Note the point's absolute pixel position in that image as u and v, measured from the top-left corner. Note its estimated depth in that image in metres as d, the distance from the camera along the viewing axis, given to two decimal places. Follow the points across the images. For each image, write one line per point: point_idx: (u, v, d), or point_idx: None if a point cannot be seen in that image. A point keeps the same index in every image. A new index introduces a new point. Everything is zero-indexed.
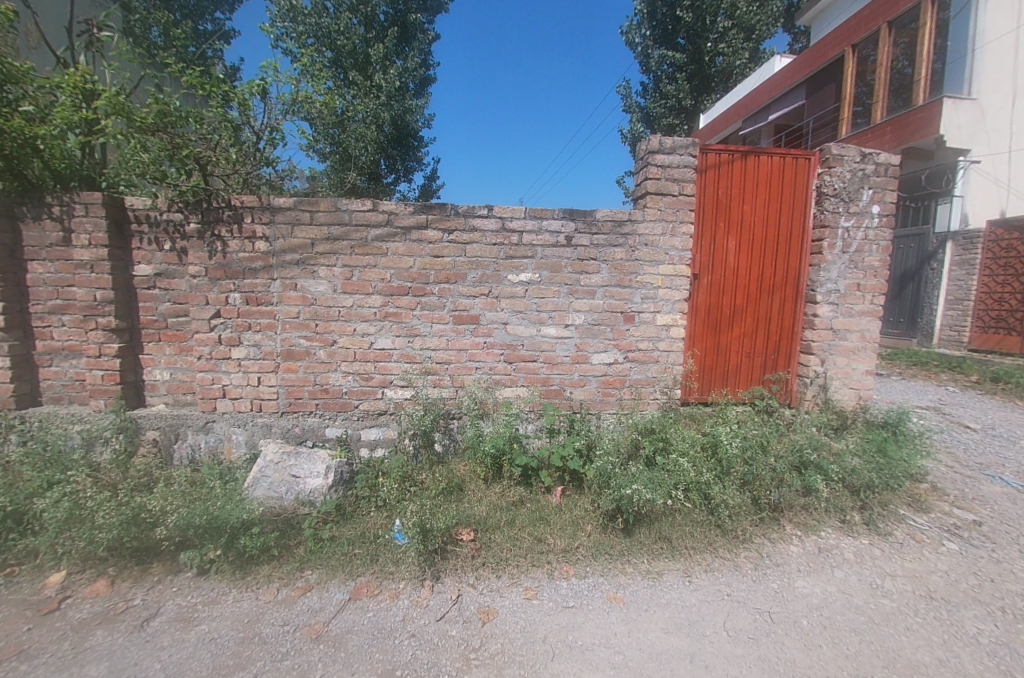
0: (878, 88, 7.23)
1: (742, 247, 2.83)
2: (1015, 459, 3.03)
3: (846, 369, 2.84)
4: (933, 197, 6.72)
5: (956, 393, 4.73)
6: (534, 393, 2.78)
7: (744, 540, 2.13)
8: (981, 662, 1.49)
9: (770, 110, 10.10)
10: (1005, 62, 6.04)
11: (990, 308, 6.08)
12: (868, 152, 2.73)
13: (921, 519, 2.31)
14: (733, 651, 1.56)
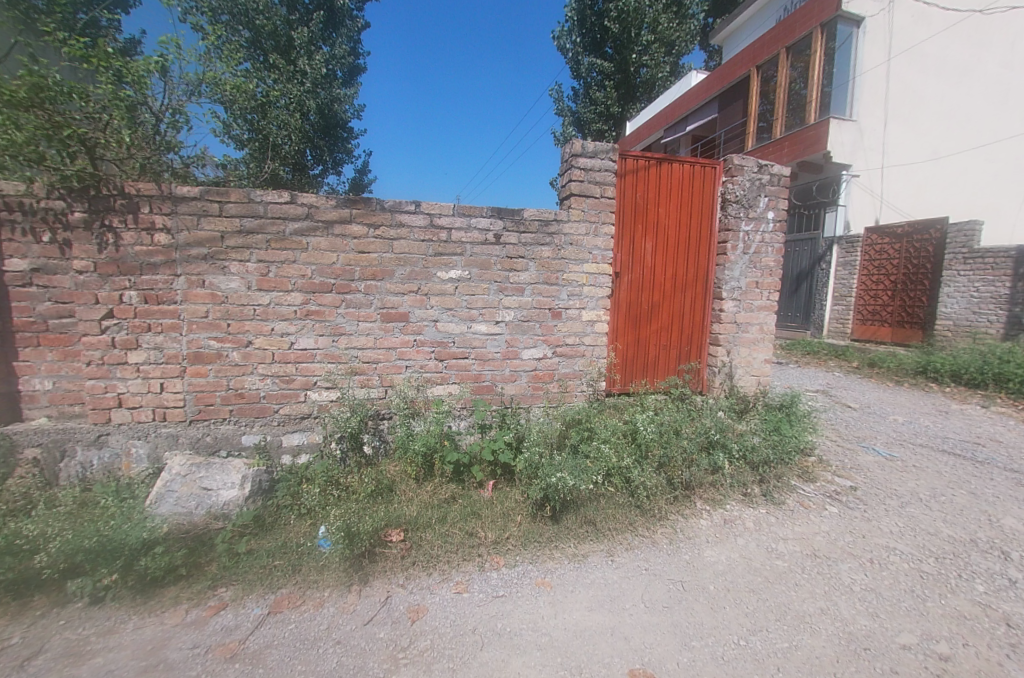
0: (778, 106, 7.94)
1: (658, 247, 3.03)
2: (883, 431, 3.54)
3: (749, 358, 3.16)
4: (822, 206, 7.62)
5: (841, 378, 5.41)
6: (464, 389, 2.80)
7: (660, 517, 2.30)
8: (854, 608, 1.75)
9: (688, 120, 10.90)
10: (878, 89, 7.15)
11: (868, 303, 7.06)
12: (764, 163, 3.04)
13: (809, 487, 2.63)
14: (649, 620, 1.70)
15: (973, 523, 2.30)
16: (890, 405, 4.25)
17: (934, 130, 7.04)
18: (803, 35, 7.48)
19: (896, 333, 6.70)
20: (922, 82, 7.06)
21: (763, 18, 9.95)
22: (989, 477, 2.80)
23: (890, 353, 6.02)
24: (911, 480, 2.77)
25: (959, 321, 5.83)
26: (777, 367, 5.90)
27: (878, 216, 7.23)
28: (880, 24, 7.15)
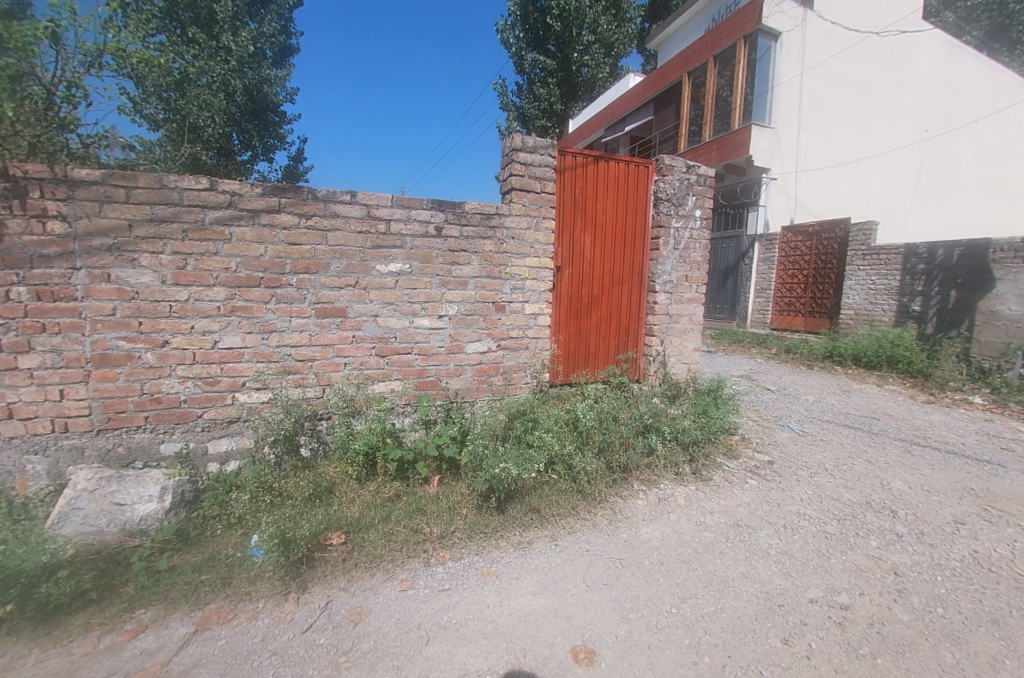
0: (708, 111, 8.46)
1: (596, 242, 3.15)
2: (796, 410, 3.94)
3: (680, 347, 3.38)
4: (745, 206, 8.26)
5: (761, 363, 5.93)
6: (408, 385, 2.76)
7: (601, 500, 2.41)
8: (770, 569, 1.95)
9: (627, 121, 11.32)
10: (793, 99, 7.74)
11: (784, 295, 7.78)
12: (691, 164, 3.25)
13: (733, 463, 2.87)
14: (590, 598, 1.78)
15: (866, 487, 2.64)
16: (801, 386, 4.74)
17: (838, 140, 7.95)
18: (729, 45, 8.01)
19: (807, 322, 7.46)
20: (831, 96, 7.87)
21: (694, 27, 10.55)
22: (879, 446, 3.21)
23: (803, 340, 6.68)
24: (818, 452, 3.10)
25: (858, 310, 6.59)
26: (707, 355, 6.36)
27: (793, 217, 7.98)
28: (796, 38, 7.69)
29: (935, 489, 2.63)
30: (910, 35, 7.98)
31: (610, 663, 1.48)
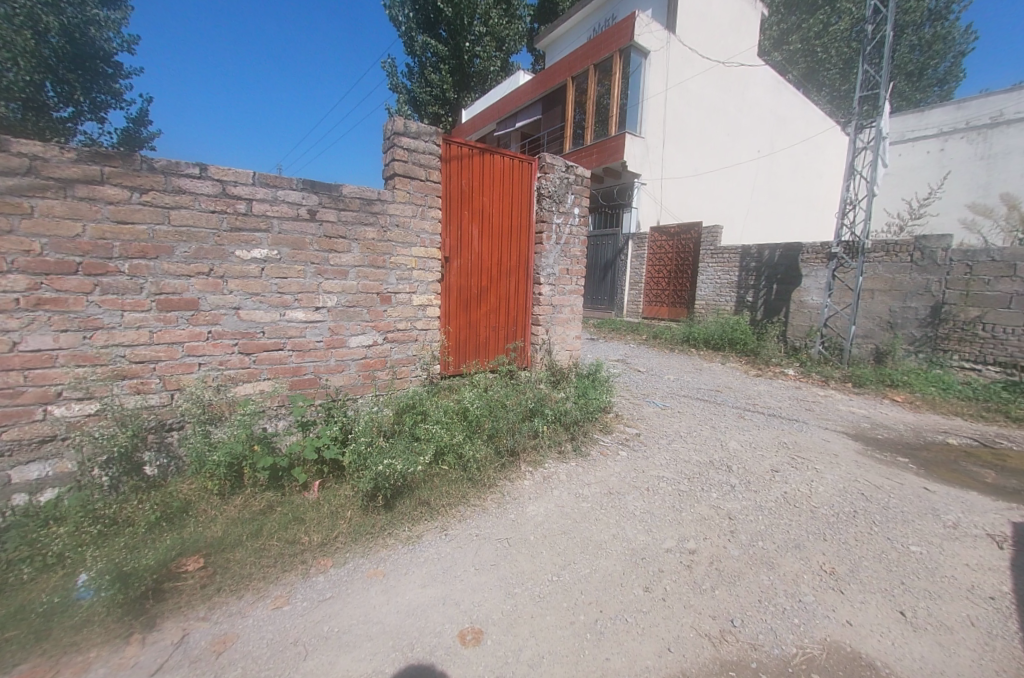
0: (590, 116, 9.07)
1: (484, 233, 3.21)
2: (660, 387, 4.51)
3: (563, 335, 3.66)
4: (621, 207, 9.09)
5: (634, 348, 6.67)
6: (280, 385, 2.51)
7: (490, 485, 2.48)
8: (636, 528, 2.21)
9: (517, 118, 11.53)
10: (659, 114, 8.57)
11: (654, 287, 8.87)
12: (570, 165, 3.48)
13: (608, 437, 3.19)
14: (479, 580, 1.83)
15: (710, 449, 3.13)
16: (665, 367, 5.44)
17: (693, 153, 9.20)
18: (607, 57, 8.67)
19: (670, 311, 8.59)
20: (688, 113, 8.99)
21: (578, 34, 11.20)
22: (721, 414, 3.84)
23: (668, 327, 7.67)
24: (676, 422, 3.60)
25: (708, 301, 7.77)
26: (588, 342, 6.92)
27: (659, 219, 9.00)
28: (661, 58, 8.43)
29: (759, 445, 3.24)
30: (741, 69, 9.64)
31: (496, 638, 1.55)
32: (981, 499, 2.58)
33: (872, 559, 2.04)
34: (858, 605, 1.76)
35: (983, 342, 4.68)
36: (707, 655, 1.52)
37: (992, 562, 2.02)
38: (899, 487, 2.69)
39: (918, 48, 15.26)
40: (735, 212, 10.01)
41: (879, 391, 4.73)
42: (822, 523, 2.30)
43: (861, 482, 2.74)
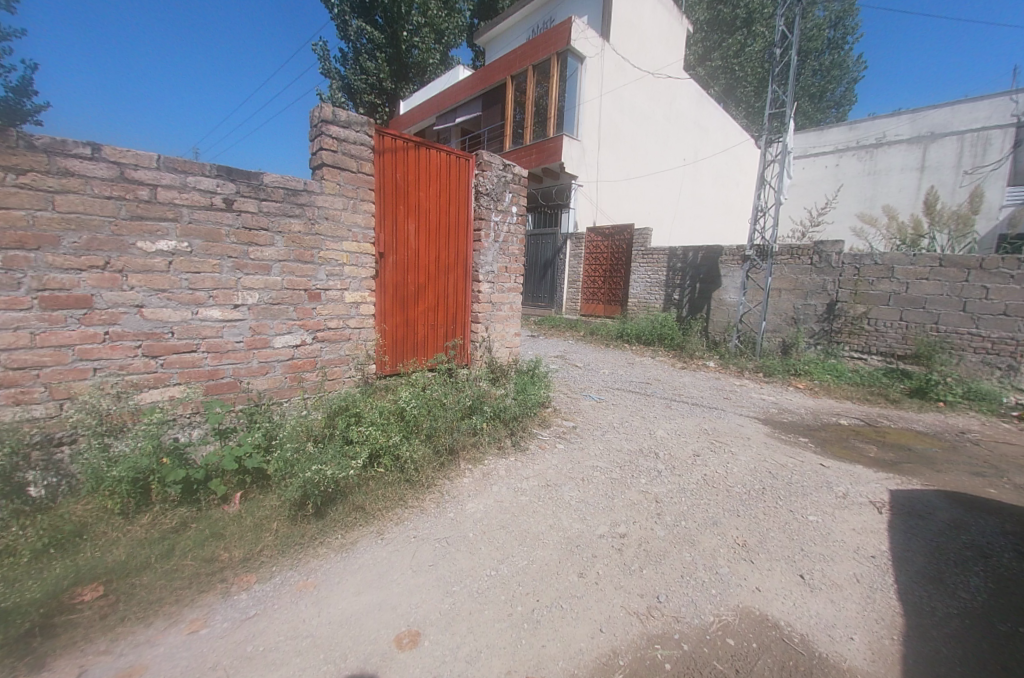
0: (529, 116, 9.16)
1: (421, 229, 3.16)
2: (595, 381, 4.71)
3: (502, 332, 3.73)
4: (559, 207, 9.32)
5: (573, 344, 6.89)
6: (193, 391, 2.29)
7: (428, 485, 2.45)
8: (572, 517, 2.30)
9: (457, 113, 11.38)
10: (594, 118, 8.89)
11: (590, 286, 9.19)
12: (507, 163, 3.54)
13: (546, 431, 3.27)
14: (416, 583, 1.80)
15: (640, 437, 3.33)
16: (601, 362, 5.68)
17: (627, 157, 9.69)
18: (545, 60, 8.75)
19: (606, 308, 8.96)
20: (622, 119, 9.44)
21: (518, 33, 11.25)
22: (650, 405, 4.09)
23: (604, 323, 8.02)
24: (609, 414, 3.78)
25: (640, 299, 8.21)
26: (528, 339, 7.04)
27: (595, 220, 9.38)
28: (596, 65, 8.74)
29: (683, 432, 3.49)
30: (669, 80, 10.29)
31: (433, 639, 1.53)
32: (864, 471, 2.98)
33: (777, 530, 2.28)
34: (766, 572, 1.97)
35: (868, 335, 5.38)
36: (634, 631, 1.61)
37: (873, 525, 2.34)
38: (800, 464, 3.03)
39: (820, 72, 17.14)
40: (663, 216, 10.75)
41: (785, 379, 5.28)
42: (736, 500, 2.53)
43: (770, 461, 3.05)
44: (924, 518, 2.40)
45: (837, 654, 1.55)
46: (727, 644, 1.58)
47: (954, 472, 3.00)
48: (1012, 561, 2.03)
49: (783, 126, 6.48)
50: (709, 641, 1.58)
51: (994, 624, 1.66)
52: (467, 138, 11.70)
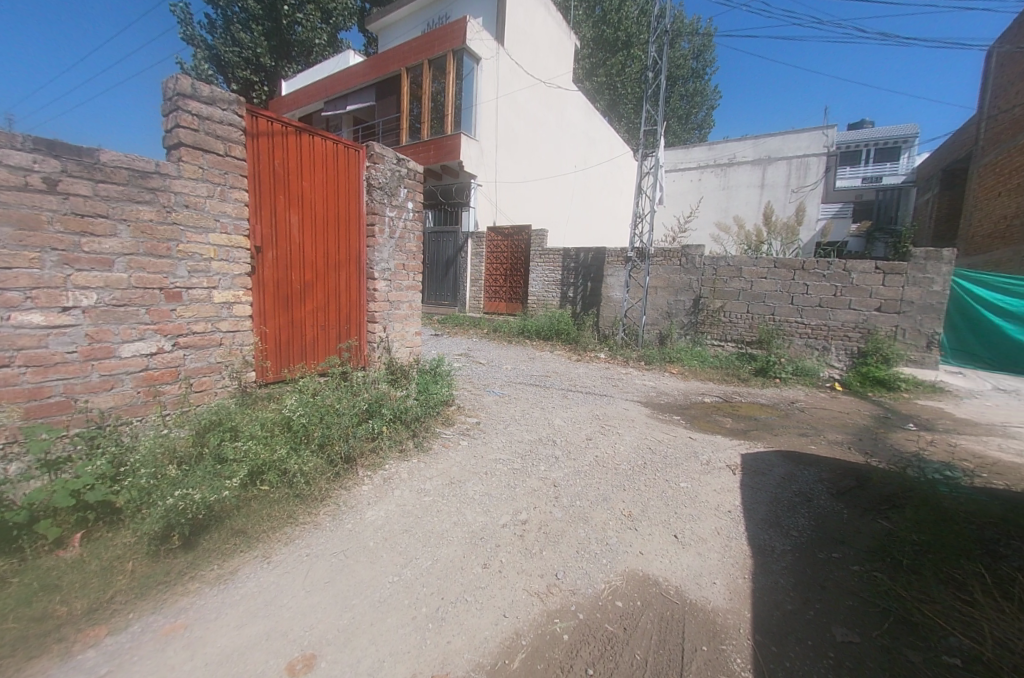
0: (426, 112, 8.98)
1: (305, 222, 2.96)
2: (498, 377, 4.83)
3: (401, 332, 3.66)
4: (459, 205, 9.31)
5: (476, 341, 6.95)
6: (6, 416, 1.83)
7: (322, 498, 2.28)
8: (476, 511, 2.33)
9: (348, 100, 10.69)
10: (491, 119, 9.05)
11: (492, 284, 9.36)
12: (401, 158, 3.49)
13: (449, 429, 3.27)
14: (311, 603, 1.66)
15: (540, 427, 3.50)
16: (503, 358, 5.83)
17: (523, 161, 10.08)
18: (441, 55, 8.66)
19: (507, 306, 9.23)
20: (518, 123, 9.78)
21: (412, 24, 10.94)
22: (549, 396, 4.32)
23: (506, 321, 8.27)
24: (511, 407, 3.91)
25: (539, 297, 8.62)
26: (432, 338, 6.92)
27: (494, 220, 9.64)
28: (492, 67, 8.90)
29: (578, 419, 3.75)
30: (560, 90, 10.92)
31: (331, 658, 1.44)
32: (723, 440, 3.51)
33: (657, 498, 2.58)
34: (647, 536, 2.23)
35: (724, 325, 6.34)
36: (536, 610, 1.70)
37: (729, 484, 2.79)
38: (674, 439, 3.47)
39: (685, 97, 19.63)
40: (556, 218, 11.46)
41: (662, 366, 6.00)
42: (622, 476, 2.81)
43: (651, 439, 3.44)
44: (766, 474, 2.92)
45: (704, 598, 1.83)
46: (617, 606, 1.75)
47: (787, 435, 3.69)
48: (825, 500, 2.57)
49: (655, 142, 7.30)
50: (602, 607, 1.74)
51: (814, 553, 2.09)
52: (360, 128, 11.06)
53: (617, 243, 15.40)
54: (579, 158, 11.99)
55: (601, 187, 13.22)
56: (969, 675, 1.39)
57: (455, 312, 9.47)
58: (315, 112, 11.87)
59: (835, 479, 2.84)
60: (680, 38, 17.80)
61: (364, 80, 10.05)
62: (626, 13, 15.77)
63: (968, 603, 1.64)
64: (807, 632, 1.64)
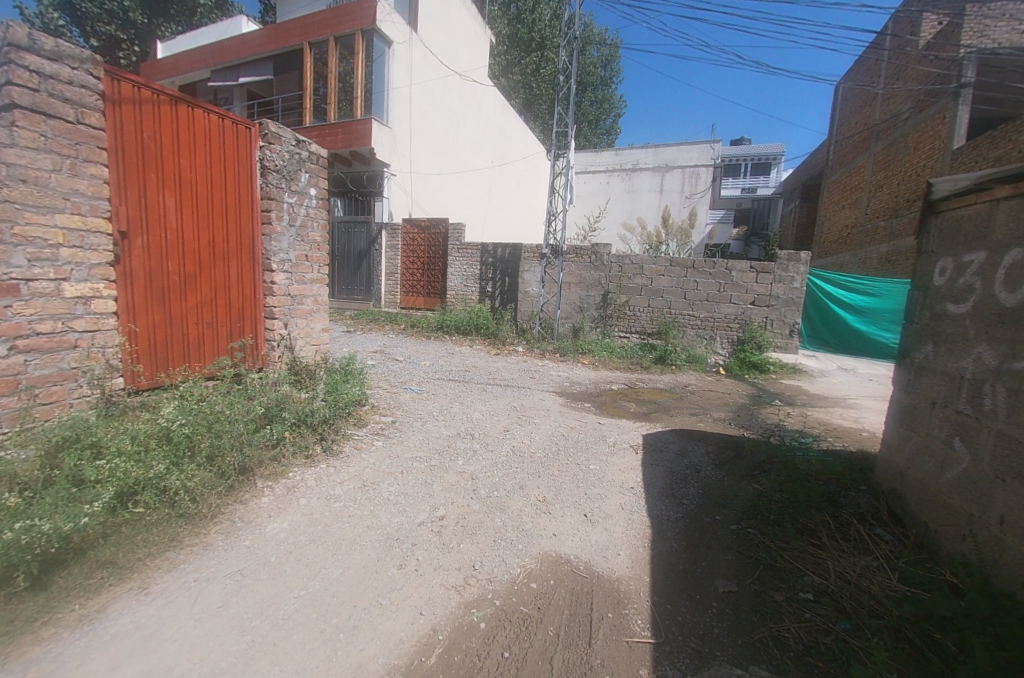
0: (332, 93, 8.38)
1: (185, 205, 2.62)
2: (415, 374, 4.73)
3: (305, 329, 3.44)
4: (372, 195, 8.86)
5: (393, 338, 6.73)
6: None
7: (213, 515, 2.05)
8: (391, 512, 2.27)
9: (241, 72, 9.59)
10: (404, 107, 8.73)
11: (409, 278, 9.10)
12: (300, 140, 3.25)
13: (361, 430, 3.13)
14: (202, 631, 1.48)
15: (458, 422, 3.51)
16: (421, 354, 5.72)
17: (439, 153, 9.91)
18: (348, 32, 8.12)
19: (426, 300, 9.07)
20: (433, 114, 9.56)
21: None
22: (467, 390, 4.35)
23: (424, 316, 8.12)
24: (429, 404, 3.86)
25: (458, 291, 8.59)
26: (345, 335, 6.56)
27: (410, 212, 9.36)
28: (405, 53, 8.58)
29: (496, 412, 3.83)
30: (475, 84, 10.89)
31: None
32: (627, 423, 3.83)
33: (568, 482, 2.74)
34: (559, 517, 2.36)
35: (630, 318, 6.89)
36: (453, 603, 1.72)
37: (632, 463, 3.05)
38: (585, 424, 3.71)
39: (596, 103, 20.78)
40: (474, 213, 11.48)
41: (576, 357, 6.34)
42: (537, 463, 2.93)
43: (564, 426, 3.63)
44: (663, 451, 3.25)
45: (609, 569, 1.99)
46: (531, 588, 1.83)
47: (681, 415, 4.14)
48: (709, 470, 2.93)
49: (567, 144, 7.62)
50: (517, 591, 1.81)
51: (701, 517, 2.38)
52: (255, 104, 9.97)
53: (532, 239, 15.87)
54: (495, 154, 12.12)
55: (516, 185, 13.53)
56: (817, 606, 1.69)
57: (370, 308, 9.02)
58: (200, 81, 10.50)
59: (719, 450, 3.25)
60: (589, 46, 18.70)
61: (259, 51, 9.08)
62: (539, 15, 16.15)
63: (816, 546, 1.99)
64: (696, 588, 1.86)
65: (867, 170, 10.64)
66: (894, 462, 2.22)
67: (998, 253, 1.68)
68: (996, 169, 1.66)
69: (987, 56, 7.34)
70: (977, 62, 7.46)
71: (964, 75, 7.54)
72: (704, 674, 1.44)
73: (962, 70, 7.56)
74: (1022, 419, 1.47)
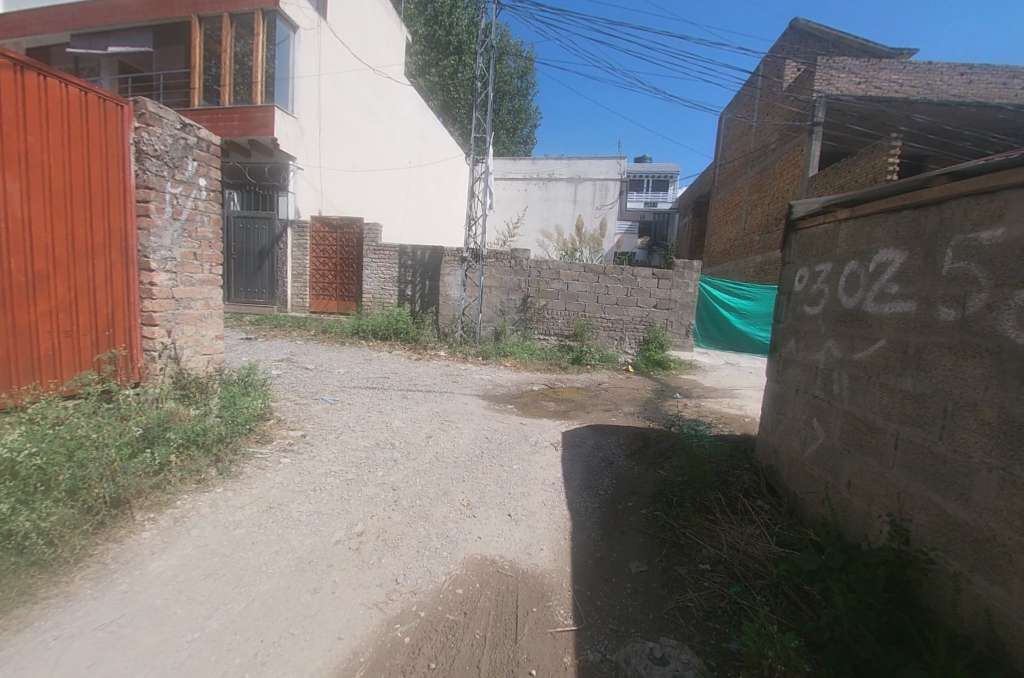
0: (226, 74, 7.54)
1: (32, 190, 2.18)
2: (328, 383, 4.44)
3: (194, 336, 3.06)
4: (276, 189, 8.13)
5: (302, 345, 6.24)
6: None
7: (77, 560, 1.72)
8: (303, 534, 2.10)
9: (109, 40, 8.23)
10: (311, 97, 8.12)
11: (320, 281, 8.51)
12: (186, 123, 2.89)
13: (265, 448, 2.86)
14: None
15: (377, 431, 3.37)
16: (335, 362, 5.37)
17: (351, 148, 9.40)
18: (245, 10, 7.38)
19: (338, 304, 8.54)
20: (344, 107, 9.04)
21: None
22: (387, 398, 4.18)
23: (337, 321, 7.67)
24: (344, 414, 3.65)
25: (374, 295, 8.24)
26: (246, 343, 5.94)
27: (319, 209, 8.74)
28: (312, 40, 8.00)
29: (417, 419, 3.74)
30: (389, 81, 10.52)
31: None
32: (548, 422, 3.98)
33: (492, 483, 2.78)
34: (483, 520, 2.37)
35: (548, 321, 7.18)
36: (375, 622, 1.64)
37: (552, 460, 3.18)
38: (508, 426, 3.78)
39: (513, 112, 21.32)
40: (390, 213, 11.07)
41: (498, 360, 6.44)
42: (460, 468, 2.92)
43: (487, 429, 3.66)
44: (580, 446, 3.43)
45: (533, 565, 2.05)
46: (457, 594, 1.82)
47: (596, 411, 4.42)
48: (621, 461, 3.16)
49: (485, 150, 7.70)
50: (443, 599, 1.79)
51: (615, 505, 2.56)
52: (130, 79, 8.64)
53: (451, 242, 15.76)
54: (412, 154, 11.82)
55: (433, 186, 13.33)
56: (713, 574, 1.93)
57: (273, 312, 8.23)
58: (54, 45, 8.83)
59: (629, 441, 3.53)
60: (506, 56, 19.12)
61: (132, 18, 7.87)
62: (457, 19, 16.14)
63: (711, 520, 2.25)
64: (612, 572, 2.00)
65: (745, 192, 12.33)
66: (769, 441, 2.59)
67: (840, 265, 2.06)
68: (837, 196, 2.03)
69: (831, 102, 8.91)
70: (825, 106, 9.04)
71: (816, 116, 9.10)
72: (622, 651, 1.56)
73: (815, 112, 9.11)
74: (861, 400, 1.82)
